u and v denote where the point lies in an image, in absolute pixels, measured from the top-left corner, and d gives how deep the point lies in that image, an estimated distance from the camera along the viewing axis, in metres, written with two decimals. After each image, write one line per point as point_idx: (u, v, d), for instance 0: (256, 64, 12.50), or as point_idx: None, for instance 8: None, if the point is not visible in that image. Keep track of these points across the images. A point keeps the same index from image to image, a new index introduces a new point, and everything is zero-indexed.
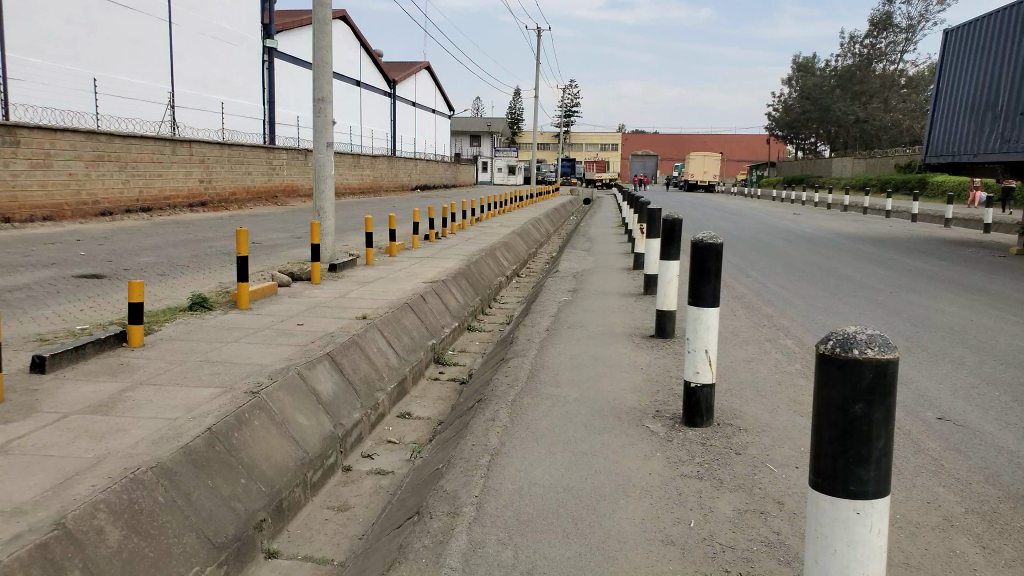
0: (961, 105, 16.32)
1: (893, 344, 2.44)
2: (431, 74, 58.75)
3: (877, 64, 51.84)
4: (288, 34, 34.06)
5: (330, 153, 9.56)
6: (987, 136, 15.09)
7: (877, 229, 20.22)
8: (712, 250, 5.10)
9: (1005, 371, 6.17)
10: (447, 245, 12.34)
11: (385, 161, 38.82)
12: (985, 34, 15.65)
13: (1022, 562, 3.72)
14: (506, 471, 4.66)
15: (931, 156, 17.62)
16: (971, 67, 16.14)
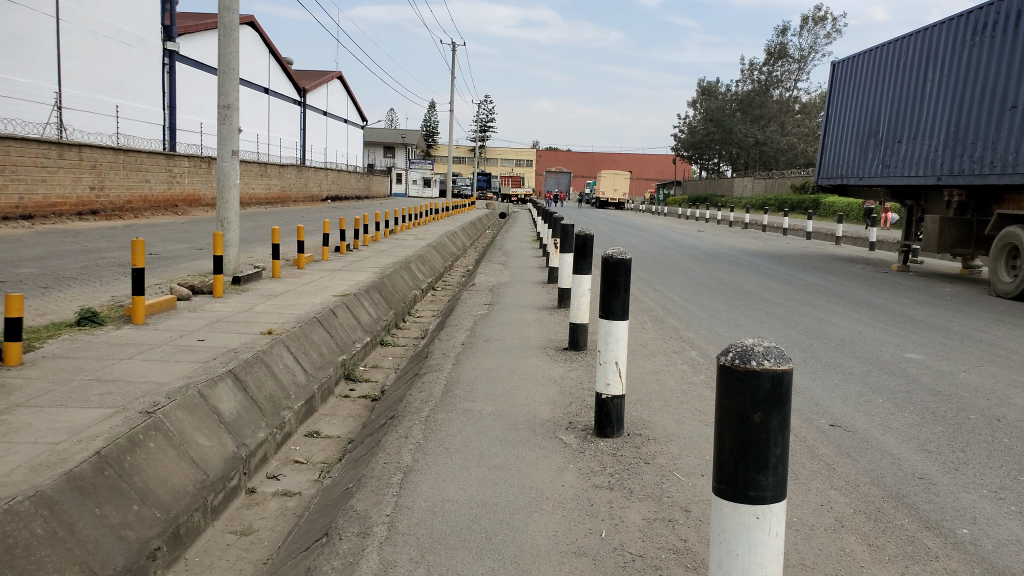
0: (848, 131, 17.57)
1: (786, 355, 2.57)
2: (342, 84, 57.81)
3: (773, 91, 55.09)
4: (188, 38, 33.14)
5: (236, 161, 9.18)
6: (870, 161, 16.33)
7: (774, 246, 21.40)
8: (620, 265, 5.25)
9: (889, 380, 6.61)
10: (359, 257, 12.14)
11: (293, 171, 37.78)
12: (867, 67, 16.99)
13: (903, 558, 3.98)
14: (419, 489, 4.59)
15: (823, 178, 18.80)
16: (856, 97, 17.43)
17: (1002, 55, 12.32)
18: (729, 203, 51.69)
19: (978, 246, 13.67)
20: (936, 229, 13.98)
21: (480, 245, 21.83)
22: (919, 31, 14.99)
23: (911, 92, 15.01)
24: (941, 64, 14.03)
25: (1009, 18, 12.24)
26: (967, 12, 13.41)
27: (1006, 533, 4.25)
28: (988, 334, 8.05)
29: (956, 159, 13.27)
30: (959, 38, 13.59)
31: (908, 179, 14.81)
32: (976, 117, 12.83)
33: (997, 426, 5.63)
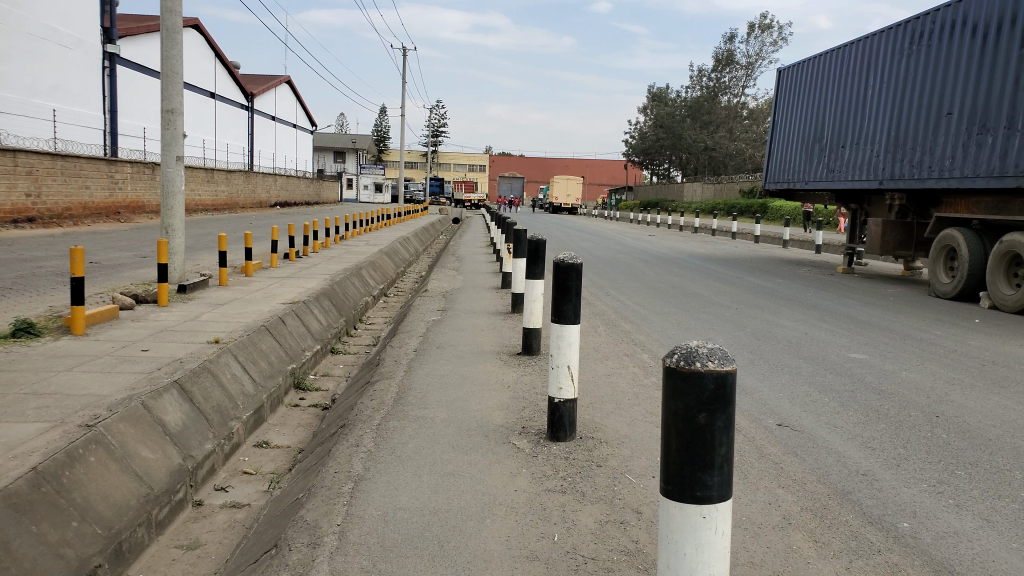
0: (793, 136, 17.99)
1: (731, 357, 2.63)
2: (289, 88, 57.16)
3: (721, 97, 56.45)
4: (131, 40, 31.83)
5: (181, 167, 9.04)
6: (815, 165, 16.76)
7: (722, 250, 21.80)
8: (573, 270, 5.30)
9: (834, 380, 6.78)
10: (309, 263, 11.98)
11: (240, 177, 37.13)
12: (811, 74, 17.48)
13: (847, 552, 4.09)
14: (370, 497, 4.54)
15: (769, 182, 19.19)
16: (801, 103, 17.87)
17: (938, 63, 12.83)
18: (678, 208, 52.58)
19: (918, 249, 14.14)
20: (879, 233, 14.29)
21: (434, 251, 21.74)
22: (860, 40, 15.50)
23: (853, 99, 15.48)
24: (881, 71, 14.52)
25: (944, 27, 12.75)
26: (905, 21, 13.92)
27: (944, 525, 4.40)
28: (927, 333, 8.36)
29: (896, 164, 13.72)
30: (898, 47, 14.10)
31: (851, 183, 15.24)
32: (914, 124, 13.31)
33: (936, 423, 5.82)
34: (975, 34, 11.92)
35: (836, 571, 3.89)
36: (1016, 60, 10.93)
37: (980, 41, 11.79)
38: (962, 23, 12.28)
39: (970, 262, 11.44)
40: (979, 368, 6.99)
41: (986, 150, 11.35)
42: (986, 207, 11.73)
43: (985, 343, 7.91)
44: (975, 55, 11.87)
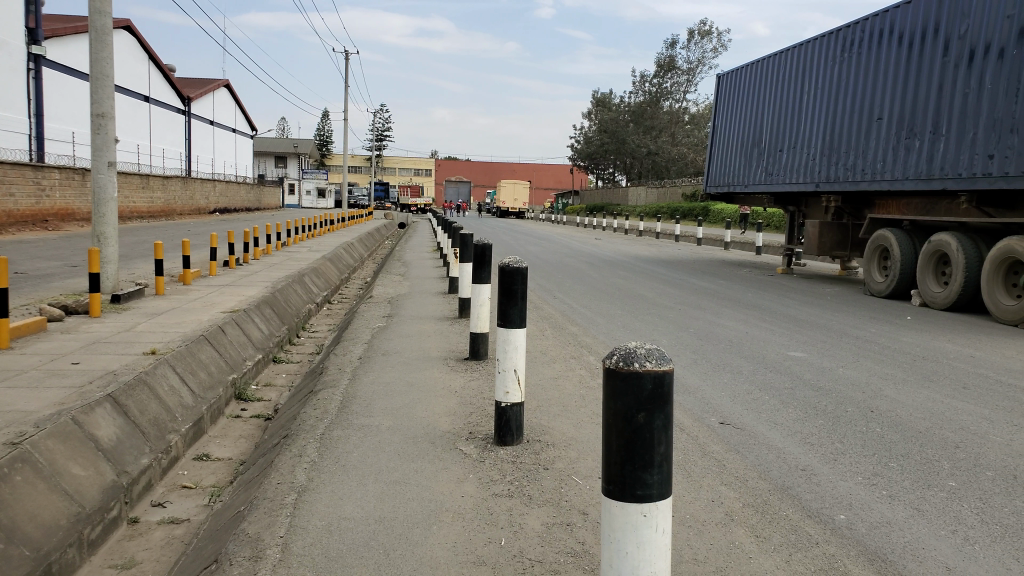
0: (733, 140, 18.43)
1: (668, 357, 2.68)
2: (228, 92, 55.83)
3: (664, 102, 57.51)
4: (57, 42, 30.67)
5: (114, 173, 8.76)
6: (755, 169, 17.19)
7: (668, 253, 22.16)
8: (517, 274, 5.37)
9: (775, 378, 6.96)
10: (249, 271, 11.74)
11: (177, 183, 36.06)
12: (750, 80, 17.96)
13: (787, 546, 4.20)
14: (314, 508, 4.47)
15: (710, 185, 19.60)
16: (739, 108, 18.35)
17: (868, 70, 13.34)
18: (623, 211, 53.20)
19: (853, 249, 14.63)
20: (817, 234, 14.67)
21: (379, 256, 21.47)
22: (795, 48, 16.00)
23: (789, 105, 15.96)
24: (815, 78, 15.03)
25: (873, 36, 13.29)
26: (837, 30, 14.46)
27: (877, 516, 4.56)
28: (862, 331, 8.66)
29: (831, 167, 14.18)
30: (831, 54, 14.62)
31: (789, 186, 15.67)
32: (847, 129, 13.79)
33: (870, 417, 6.04)
34: (902, 42, 12.45)
35: (777, 564, 3.99)
36: (940, 68, 11.46)
37: (906, 49, 12.32)
38: (890, 32, 12.83)
39: (902, 262, 11.90)
40: (911, 363, 7.28)
41: (914, 153, 11.83)
42: (916, 209, 12.22)
43: (915, 339, 8.25)
44: (902, 63, 12.39)
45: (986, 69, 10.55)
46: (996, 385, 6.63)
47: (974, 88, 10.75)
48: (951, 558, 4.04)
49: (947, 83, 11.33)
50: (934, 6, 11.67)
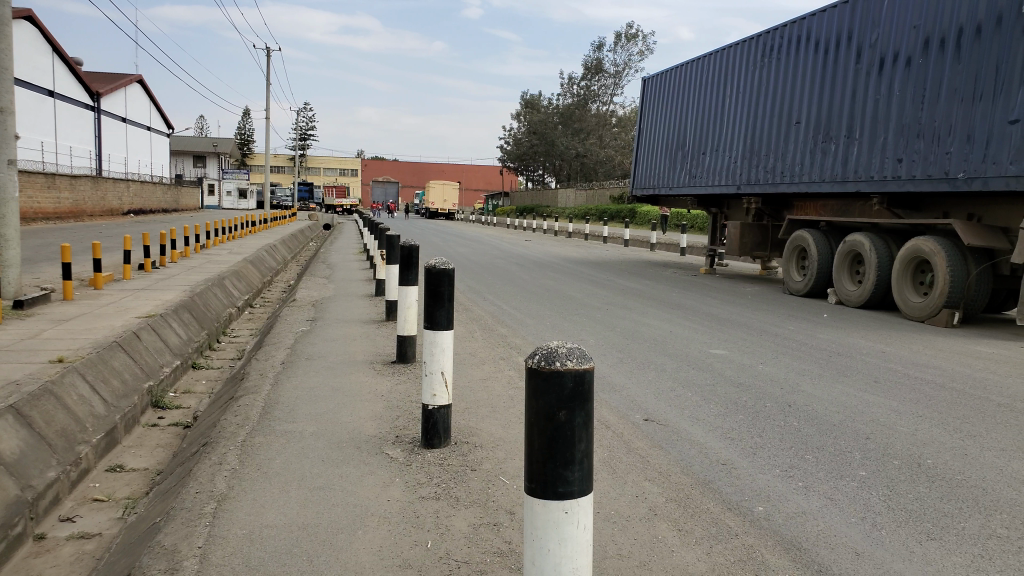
0: (658, 143, 18.83)
1: (589, 356, 2.73)
2: (142, 88, 53.86)
3: (591, 105, 58.56)
4: None
5: (14, 172, 8.31)
6: (679, 171, 17.61)
7: (597, 254, 22.51)
8: (444, 276, 5.26)
9: (696, 375, 7.17)
10: (166, 274, 11.35)
11: (87, 182, 34.43)
12: (674, 83, 18.35)
13: (708, 538, 4.34)
14: (234, 517, 4.36)
15: (636, 188, 19.97)
16: (663, 112, 18.77)
17: (787, 75, 13.85)
18: (550, 212, 53.83)
19: (772, 250, 15.24)
20: (738, 235, 15.26)
21: (303, 258, 21.03)
22: (718, 52, 16.47)
23: (712, 108, 16.40)
24: (737, 82, 15.50)
25: (791, 42, 13.81)
26: (757, 35, 14.95)
27: (793, 506, 4.76)
28: (780, 328, 9.00)
29: (752, 169, 14.65)
30: (751, 60, 15.10)
31: (712, 188, 16.12)
32: (767, 132, 14.28)
33: (788, 411, 6.29)
34: (818, 49, 12.99)
35: (698, 557, 4.11)
36: (853, 75, 12.00)
37: (822, 56, 12.86)
38: (807, 39, 13.36)
39: (818, 261, 12.41)
40: (826, 359, 7.62)
41: (830, 156, 12.34)
42: (831, 210, 12.78)
43: (829, 335, 8.63)
44: (818, 69, 12.92)
45: (895, 76, 11.11)
46: (904, 378, 7.01)
47: (884, 95, 11.30)
48: (860, 543, 4.25)
49: (860, 89, 11.86)
50: (846, 15, 12.22)
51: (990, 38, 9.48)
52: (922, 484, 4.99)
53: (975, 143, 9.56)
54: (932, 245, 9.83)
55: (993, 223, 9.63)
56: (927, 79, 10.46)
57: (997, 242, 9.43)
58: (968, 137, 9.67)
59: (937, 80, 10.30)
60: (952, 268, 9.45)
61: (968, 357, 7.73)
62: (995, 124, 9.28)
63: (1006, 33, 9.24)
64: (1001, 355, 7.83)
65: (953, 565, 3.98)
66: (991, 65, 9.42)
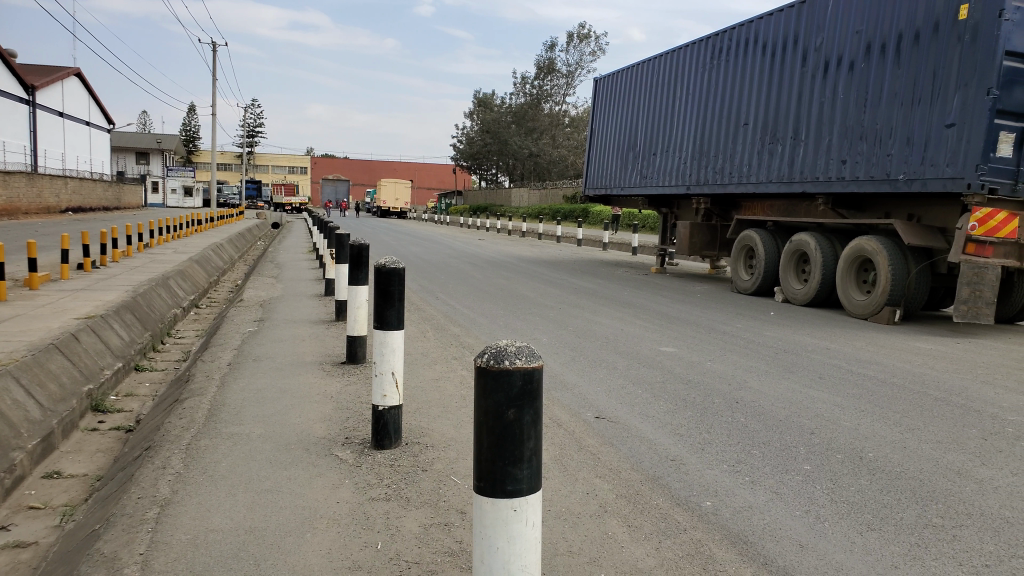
0: (611, 143, 19.04)
1: (538, 354, 2.74)
2: (80, 81, 52.11)
3: (544, 104, 58.79)
4: None
5: None
6: (631, 171, 17.82)
7: (551, 253, 22.60)
8: (394, 275, 5.19)
9: (647, 372, 7.27)
10: (107, 274, 11.02)
11: (21, 179, 33.16)
12: (625, 84, 18.54)
13: (657, 533, 4.41)
14: (179, 522, 4.27)
15: (589, 188, 20.16)
16: (615, 112, 18.98)
17: (734, 77, 14.14)
18: (503, 212, 53.94)
19: (721, 249, 15.61)
20: (687, 235, 15.52)
21: (251, 258, 20.63)
22: (668, 53, 16.70)
23: (663, 109, 16.60)
24: (687, 83, 15.74)
25: (739, 45, 14.09)
26: (707, 37, 15.21)
27: (741, 500, 4.86)
28: (728, 326, 9.18)
29: (701, 170, 14.90)
30: (701, 62, 15.35)
31: (663, 188, 16.35)
32: (715, 133, 14.53)
33: (736, 407, 6.42)
34: (765, 52, 13.28)
35: (648, 552, 4.17)
36: (799, 77, 12.30)
37: (769, 59, 13.15)
38: (754, 42, 13.64)
39: (766, 261, 12.69)
40: (773, 356, 7.80)
41: (777, 158, 12.63)
42: (779, 210, 13.10)
43: (776, 333, 8.84)
44: (766, 72, 13.21)
45: (839, 80, 11.43)
46: (848, 374, 7.21)
47: (828, 98, 11.61)
48: (804, 536, 4.36)
49: (805, 92, 12.17)
50: (793, 19, 12.53)
51: (927, 44, 9.82)
52: (863, 477, 5.15)
53: (914, 145, 9.88)
54: (875, 245, 10.13)
55: (932, 223, 9.97)
56: (870, 82, 10.79)
57: (936, 242, 9.77)
58: (908, 139, 9.99)
59: (879, 84, 10.63)
60: (892, 267, 9.76)
61: (909, 353, 8.00)
62: (933, 126, 9.60)
63: (943, 40, 9.57)
64: (940, 351, 8.12)
65: (892, 554, 4.11)
66: (929, 69, 9.75)
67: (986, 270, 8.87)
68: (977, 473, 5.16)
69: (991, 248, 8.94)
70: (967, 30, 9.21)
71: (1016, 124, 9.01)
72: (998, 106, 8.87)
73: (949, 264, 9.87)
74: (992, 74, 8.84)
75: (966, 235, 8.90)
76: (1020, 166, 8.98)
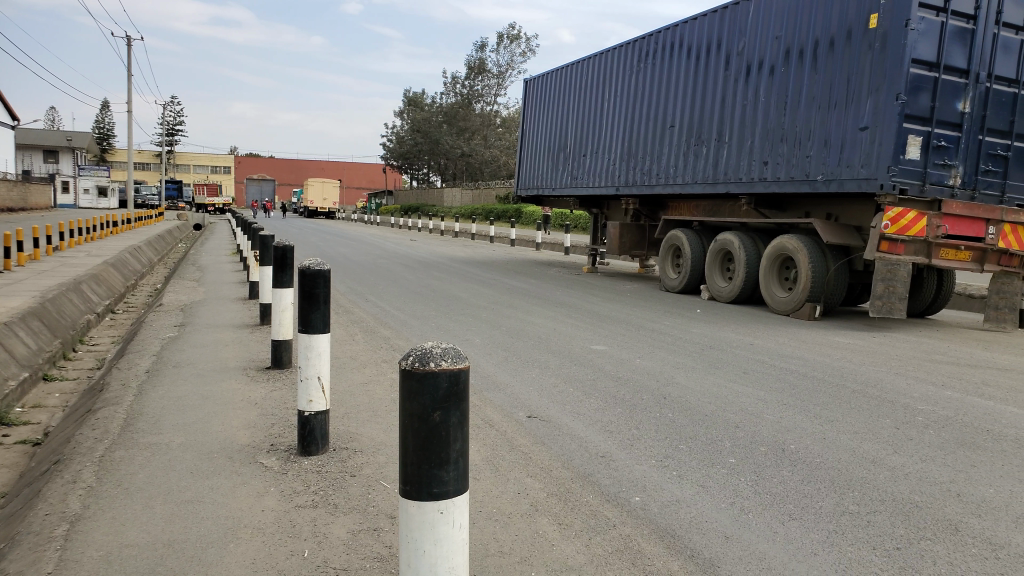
0: (542, 145, 19.18)
1: (464, 355, 2.71)
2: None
3: (475, 105, 58.99)
4: None
5: None
6: (563, 172, 18.00)
7: (485, 254, 22.63)
8: (319, 277, 5.12)
9: (578, 371, 7.36)
10: (12, 279, 10.42)
11: None
12: (556, 85, 18.71)
13: (586, 530, 4.46)
14: (90, 538, 4.08)
15: (521, 189, 20.26)
16: (545, 114, 19.15)
17: (661, 79, 14.44)
18: (435, 212, 53.82)
19: (649, 248, 15.98)
20: (617, 235, 15.80)
21: (170, 261, 19.89)
22: (596, 56, 16.93)
23: (592, 111, 16.82)
24: (615, 85, 15.99)
25: (665, 48, 14.40)
26: (633, 41, 15.49)
27: (668, 495, 4.96)
28: (657, 324, 9.39)
29: (630, 170, 15.16)
30: (628, 64, 15.62)
31: (595, 188, 16.56)
32: (643, 135, 14.81)
33: (664, 403, 6.57)
34: (690, 56, 13.61)
35: (578, 549, 4.21)
36: (722, 81, 12.65)
37: (694, 62, 13.48)
38: (679, 45, 13.97)
39: (693, 259, 13.03)
40: (700, 352, 8.01)
41: (702, 159, 12.95)
42: (704, 210, 13.46)
43: (702, 330, 9.08)
44: (691, 75, 13.54)
45: (760, 84, 11.82)
46: (771, 369, 7.46)
47: (750, 101, 11.98)
48: (728, 527, 4.49)
49: (728, 95, 12.52)
50: (716, 24, 12.89)
51: (841, 51, 10.24)
52: (785, 468, 5.33)
53: (831, 148, 10.29)
54: (795, 243, 10.52)
55: (849, 221, 10.42)
56: (789, 87, 11.19)
57: (854, 239, 10.20)
58: (825, 141, 10.40)
59: (797, 88, 11.04)
60: (812, 265, 10.16)
61: (827, 347, 8.34)
62: (848, 129, 10.01)
63: (855, 47, 10.01)
64: (856, 345, 8.49)
65: (811, 542, 4.27)
66: (843, 75, 10.18)
67: (898, 266, 9.33)
68: (890, 461, 5.41)
69: (903, 246, 9.38)
70: (877, 38, 9.65)
71: (922, 128, 9.49)
72: (906, 110, 9.33)
73: (865, 262, 10.34)
74: (900, 80, 9.28)
75: (880, 233, 9.28)
76: (927, 168, 9.46)
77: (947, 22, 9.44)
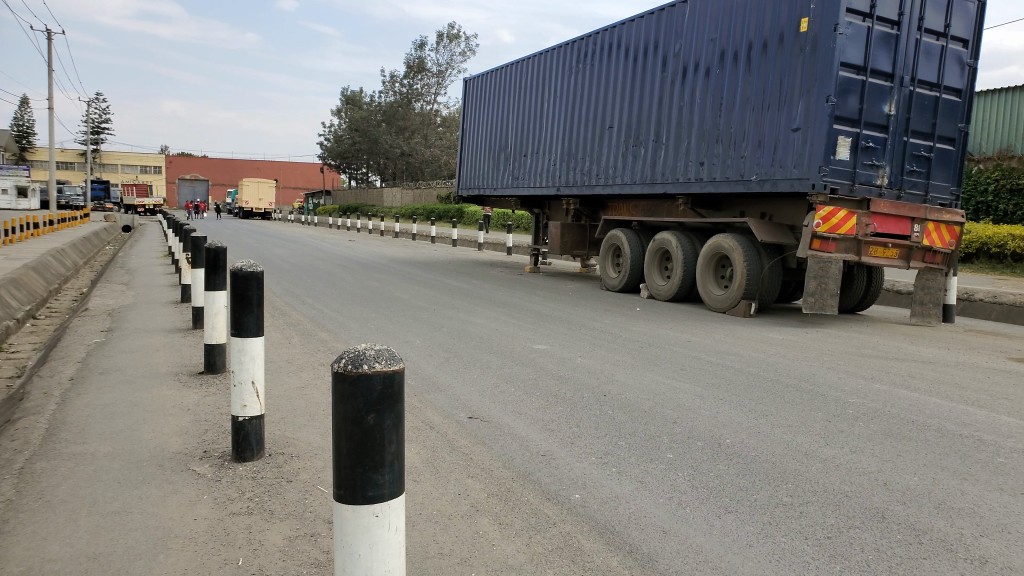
0: (483, 145, 19.15)
1: (399, 356, 2.63)
2: None
3: (416, 104, 58.66)
4: None
5: None
6: (504, 173, 18.01)
7: (427, 254, 22.52)
8: (251, 279, 4.93)
9: (520, 370, 7.40)
10: None
11: None
12: (496, 85, 18.72)
13: (527, 529, 4.48)
14: (7, 554, 3.90)
15: (462, 189, 20.17)
16: (486, 114, 19.13)
17: (600, 80, 14.59)
18: (375, 212, 53.31)
19: (590, 248, 16.12)
20: (558, 235, 16.01)
21: (96, 263, 19.15)
22: (536, 56, 16.99)
23: (533, 111, 16.88)
24: (555, 85, 16.08)
25: (604, 49, 14.55)
26: (573, 42, 15.61)
27: (608, 492, 5.02)
28: (597, 323, 9.49)
29: (571, 170, 15.26)
30: (568, 64, 15.72)
31: (537, 188, 16.61)
32: (583, 135, 14.93)
33: (604, 400, 6.65)
34: (628, 57, 13.79)
35: (518, 549, 4.23)
36: (660, 81, 12.84)
37: (632, 63, 13.65)
38: (617, 46, 14.13)
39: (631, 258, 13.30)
40: (640, 350, 8.14)
41: (641, 159, 13.12)
42: (643, 211, 13.66)
43: (641, 328, 9.22)
44: (629, 76, 13.71)
45: (696, 85, 12.05)
46: (710, 365, 7.63)
47: (687, 102, 12.20)
48: (666, 522, 4.57)
49: (665, 96, 12.73)
50: (654, 26, 13.10)
51: (773, 54, 10.52)
52: (721, 463, 5.45)
53: (764, 148, 10.56)
54: (731, 242, 10.78)
55: (783, 220, 10.72)
56: (724, 88, 11.44)
57: (786, 238, 10.51)
58: (759, 142, 10.67)
59: (732, 90, 11.30)
60: (747, 263, 10.44)
61: (763, 343, 8.57)
62: (781, 130, 10.29)
63: (787, 51, 10.30)
64: (791, 341, 8.75)
65: (746, 534, 4.38)
66: (775, 78, 10.46)
67: (830, 264, 9.64)
68: (821, 453, 5.58)
69: (834, 244, 9.67)
70: (807, 42, 9.94)
71: (851, 129, 9.82)
72: (836, 112, 9.64)
73: (798, 260, 10.60)
74: (830, 83, 9.59)
75: (813, 232, 9.54)
76: (856, 169, 9.80)
77: (873, 27, 9.80)
